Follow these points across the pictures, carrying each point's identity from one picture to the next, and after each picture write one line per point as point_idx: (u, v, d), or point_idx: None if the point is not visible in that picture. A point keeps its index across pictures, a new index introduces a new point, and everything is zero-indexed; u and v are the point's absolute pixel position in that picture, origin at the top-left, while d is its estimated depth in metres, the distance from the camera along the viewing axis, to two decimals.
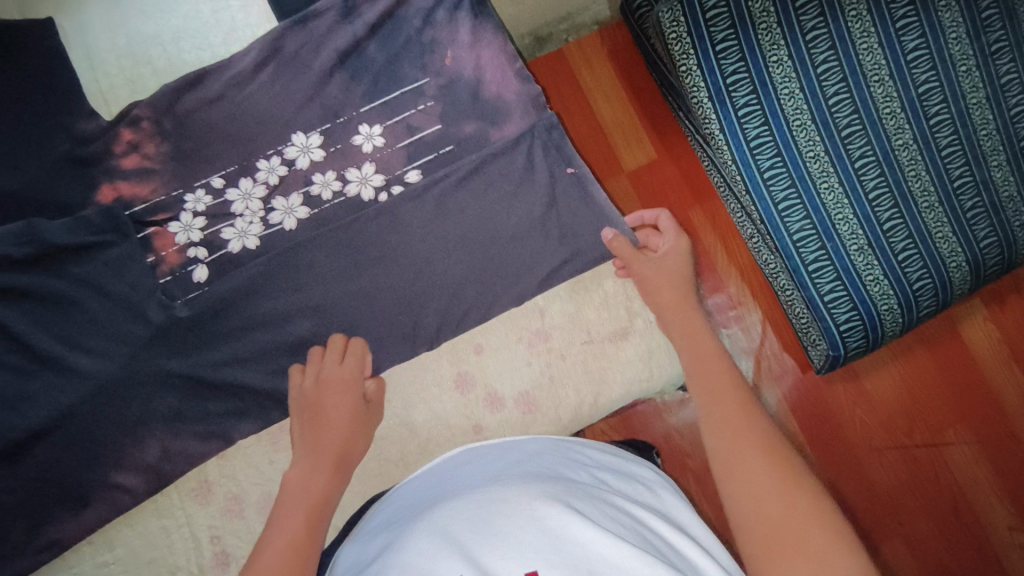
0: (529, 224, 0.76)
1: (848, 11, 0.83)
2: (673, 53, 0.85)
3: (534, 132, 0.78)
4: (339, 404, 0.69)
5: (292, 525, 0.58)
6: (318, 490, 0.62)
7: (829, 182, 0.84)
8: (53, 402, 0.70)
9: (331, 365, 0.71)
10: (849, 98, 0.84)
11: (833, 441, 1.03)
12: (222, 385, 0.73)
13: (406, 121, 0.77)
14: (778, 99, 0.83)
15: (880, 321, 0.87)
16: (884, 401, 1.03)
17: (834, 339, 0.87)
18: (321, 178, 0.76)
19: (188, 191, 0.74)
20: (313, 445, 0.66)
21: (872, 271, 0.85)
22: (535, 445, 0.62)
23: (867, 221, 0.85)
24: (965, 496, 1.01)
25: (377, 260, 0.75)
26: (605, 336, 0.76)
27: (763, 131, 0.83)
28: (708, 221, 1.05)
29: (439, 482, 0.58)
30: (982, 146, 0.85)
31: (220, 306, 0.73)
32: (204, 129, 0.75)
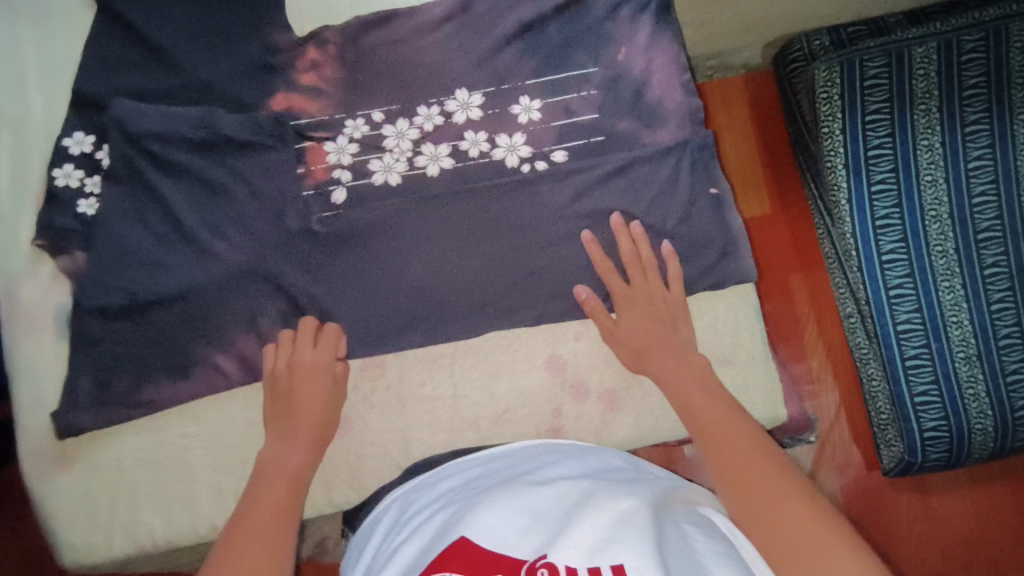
0: (659, 232, 0.76)
1: (1019, 113, 0.78)
2: (819, 113, 0.83)
3: (687, 146, 0.77)
4: (309, 390, 0.72)
5: (271, 491, 0.66)
6: (294, 464, 0.68)
7: (950, 282, 0.80)
8: (185, 275, 0.75)
9: (304, 348, 0.73)
10: (996, 201, 0.78)
11: (881, 548, 0.97)
12: (332, 304, 0.76)
13: (565, 103, 0.79)
14: (918, 184, 0.80)
15: (970, 438, 0.82)
16: (947, 525, 0.97)
17: (913, 443, 0.84)
18: (472, 136, 0.78)
19: (349, 117, 0.78)
20: (289, 426, 0.71)
21: (974, 385, 0.81)
22: (601, 454, 0.66)
23: (981, 331, 0.80)
24: None
25: (504, 227, 0.77)
26: (705, 359, 0.75)
27: (893, 212, 0.80)
28: (807, 290, 1.03)
29: (499, 467, 0.64)
30: None
31: (351, 229, 0.77)
32: (379, 65, 0.79)
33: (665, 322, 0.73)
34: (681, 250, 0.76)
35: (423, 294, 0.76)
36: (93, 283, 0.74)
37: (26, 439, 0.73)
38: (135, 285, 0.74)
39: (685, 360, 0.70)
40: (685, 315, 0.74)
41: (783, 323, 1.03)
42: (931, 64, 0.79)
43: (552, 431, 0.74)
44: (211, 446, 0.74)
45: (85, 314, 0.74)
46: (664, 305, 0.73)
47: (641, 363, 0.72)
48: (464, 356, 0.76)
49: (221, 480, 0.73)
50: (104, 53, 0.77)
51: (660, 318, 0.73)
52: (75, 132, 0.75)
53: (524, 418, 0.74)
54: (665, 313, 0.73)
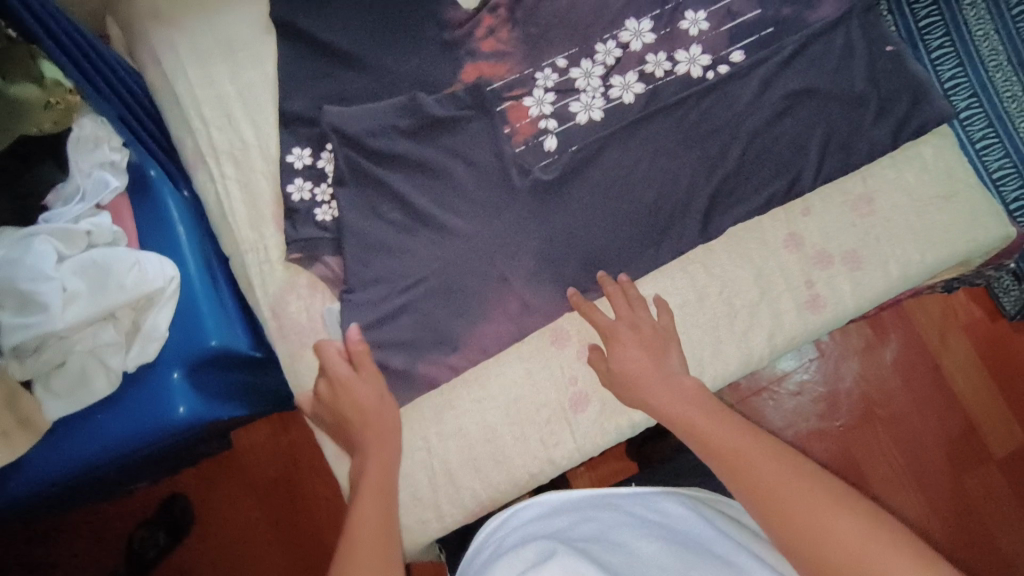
0: (853, 98, 0.81)
1: None
2: None
3: (851, 14, 0.82)
4: (364, 405, 0.72)
5: (369, 517, 0.62)
6: (377, 475, 0.67)
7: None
8: (431, 254, 0.78)
9: (343, 370, 0.73)
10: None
11: (1014, 379, 1.16)
12: (574, 244, 0.79)
13: (727, 7, 0.83)
14: (972, 40, 0.92)
15: None
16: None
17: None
18: (654, 58, 0.82)
19: (537, 70, 0.82)
20: (356, 439, 0.71)
21: None
22: (681, 498, 0.66)
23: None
24: None
25: (709, 131, 0.81)
26: (929, 198, 0.80)
27: (957, 71, 0.92)
28: None
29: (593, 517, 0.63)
30: None
31: (572, 170, 0.79)
32: (548, 16, 0.83)
33: (655, 352, 0.73)
34: (878, 107, 0.80)
35: (655, 213, 0.80)
36: (353, 282, 0.76)
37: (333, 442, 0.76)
38: (392, 275, 0.77)
39: (673, 382, 0.70)
40: (676, 341, 0.75)
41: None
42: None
43: (814, 298, 0.80)
44: (505, 404, 0.77)
45: (355, 310, 0.76)
46: (651, 332, 0.74)
47: (632, 394, 0.72)
48: (707, 258, 0.81)
49: (525, 431, 0.77)
50: (300, 70, 0.81)
51: (651, 346, 0.73)
52: (294, 147, 0.79)
53: (783, 293, 0.80)
54: (652, 337, 0.74)
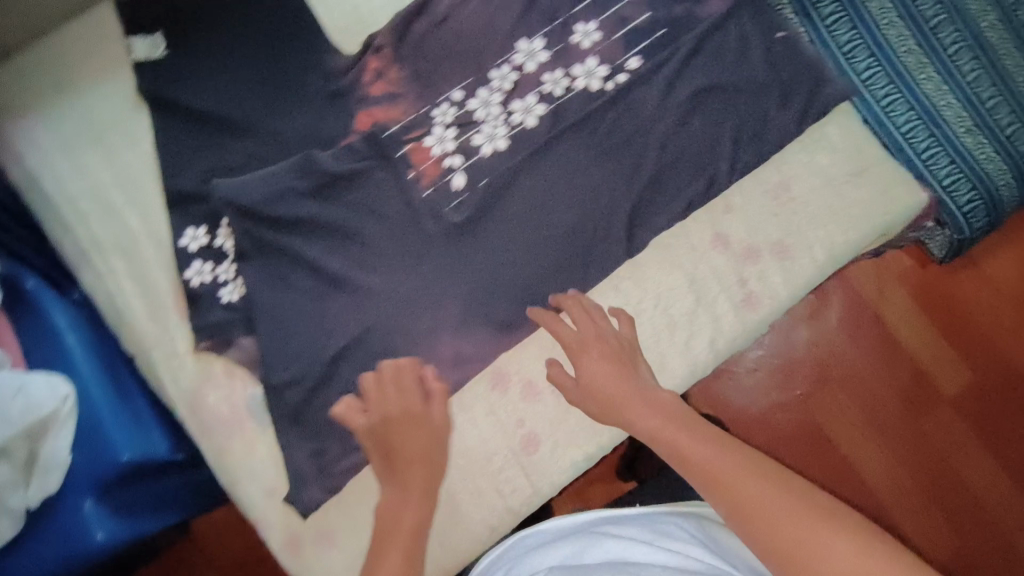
0: (755, 89, 0.80)
1: None
2: None
3: (740, 5, 0.81)
4: (412, 443, 0.68)
5: (390, 563, 0.59)
6: (412, 520, 0.63)
7: (925, 73, 0.96)
8: (353, 318, 0.74)
9: (394, 399, 0.70)
10: (863, 43, 0.96)
11: (961, 324, 1.17)
12: (500, 282, 0.76)
13: (617, 14, 0.81)
14: (864, 2, 0.97)
15: (999, 194, 0.98)
16: (999, 282, 1.18)
17: (959, 222, 1.00)
18: (552, 77, 0.80)
19: (433, 106, 0.78)
20: (399, 476, 0.67)
21: (982, 150, 0.97)
22: (699, 518, 0.63)
23: (968, 103, 0.97)
24: None
25: (618, 143, 0.79)
26: (842, 177, 0.80)
27: (853, 34, 0.96)
28: None
29: (613, 546, 0.60)
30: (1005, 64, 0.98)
31: (486, 207, 0.77)
32: (436, 49, 0.79)
33: (622, 364, 0.71)
34: (780, 95, 0.80)
35: (578, 236, 0.77)
36: (271, 363, 0.71)
37: (278, 536, 0.70)
38: (313, 347, 0.72)
39: (643, 394, 0.68)
40: (638, 352, 0.73)
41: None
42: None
43: (749, 297, 0.78)
44: (454, 459, 0.74)
45: (279, 390, 0.71)
46: (617, 344, 0.72)
47: (604, 412, 0.70)
48: (635, 274, 0.78)
49: (479, 483, 0.74)
50: (179, 144, 0.75)
51: (618, 358, 0.71)
52: (186, 228, 0.73)
53: (717, 296, 0.78)
54: (617, 349, 0.72)
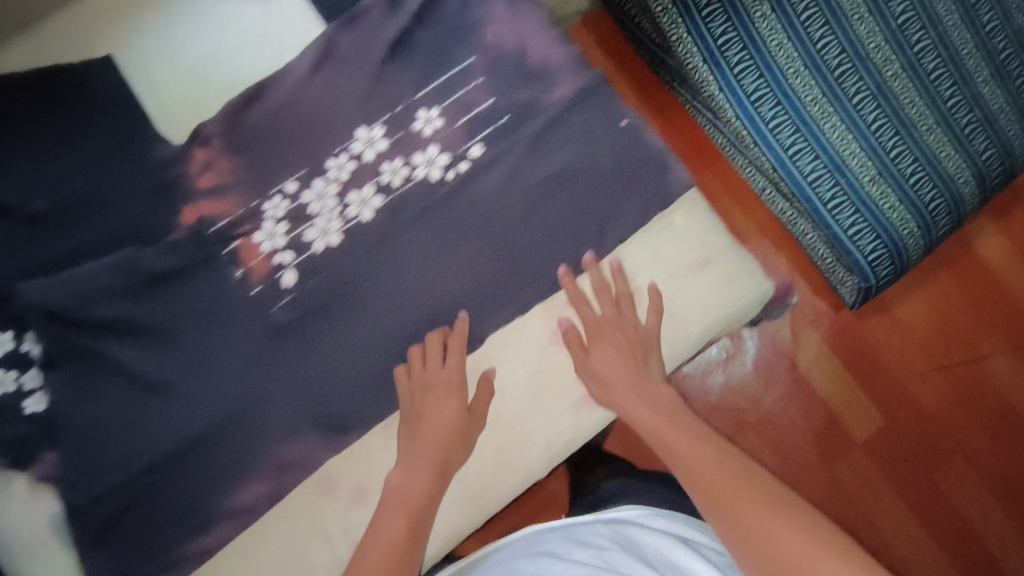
0: (600, 182, 0.79)
1: (754, 13, 0.99)
2: (662, 24, 1.03)
3: (586, 92, 0.79)
4: (435, 403, 0.72)
5: (394, 530, 0.66)
6: (421, 490, 0.69)
7: (830, 122, 1.00)
8: (173, 425, 0.71)
9: (434, 369, 0.74)
10: (770, 93, 1.00)
11: (875, 369, 1.18)
12: (331, 382, 0.74)
13: (461, 100, 0.79)
14: (768, 50, 0.99)
15: (903, 243, 1.04)
16: (913, 326, 1.19)
17: (865, 269, 1.05)
18: (390, 166, 0.77)
19: (264, 200, 0.75)
20: (411, 457, 0.71)
21: (887, 198, 1.02)
22: (611, 524, 0.72)
23: (873, 152, 1.01)
24: (1010, 403, 1.16)
25: (459, 237, 0.77)
26: (687, 269, 0.79)
27: (760, 84, 1.00)
28: (719, 182, 1.27)
29: (545, 559, 0.67)
30: (909, 113, 1.01)
31: (317, 306, 0.75)
32: (271, 138, 0.76)
33: (631, 358, 0.75)
34: (624, 185, 0.79)
35: (414, 332, 0.76)
36: (86, 474, 0.70)
37: None
38: (129, 457, 0.70)
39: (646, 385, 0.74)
40: (656, 345, 0.76)
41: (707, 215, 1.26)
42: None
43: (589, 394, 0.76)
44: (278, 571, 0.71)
45: (90, 506, 0.69)
46: (633, 335, 0.76)
47: (609, 397, 0.74)
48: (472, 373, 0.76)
49: None
50: None
51: (627, 349, 0.76)
52: None
53: (555, 395, 0.76)
54: (631, 339, 0.76)
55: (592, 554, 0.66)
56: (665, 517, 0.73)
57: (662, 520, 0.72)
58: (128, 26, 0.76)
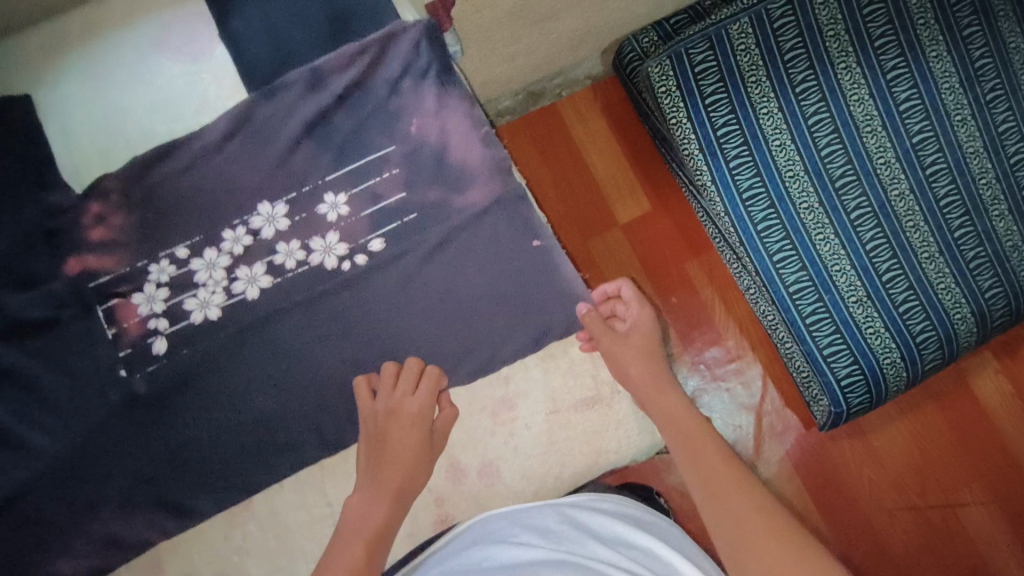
0: (498, 297, 0.75)
1: (761, 110, 0.95)
2: (664, 106, 0.98)
3: (500, 202, 0.77)
4: (406, 436, 0.71)
5: (351, 558, 0.65)
6: (377, 523, 0.68)
7: (823, 234, 0.95)
8: (5, 481, 0.69)
9: (407, 395, 0.71)
10: (764, 193, 0.95)
11: (840, 496, 1.14)
12: (179, 461, 0.71)
13: (370, 189, 0.76)
14: (770, 150, 0.95)
15: (882, 373, 0.97)
16: (890, 455, 1.15)
17: (836, 395, 0.98)
18: (285, 247, 0.75)
19: (152, 261, 0.74)
20: (377, 475, 0.70)
21: (872, 323, 0.96)
22: (560, 507, 0.70)
23: (865, 273, 0.96)
24: (982, 557, 1.11)
25: (340, 333, 0.74)
26: (573, 405, 0.74)
27: (755, 183, 0.95)
28: (705, 273, 1.22)
29: (500, 548, 0.65)
30: (909, 237, 0.96)
31: (180, 380, 0.72)
32: (172, 200, 0.75)
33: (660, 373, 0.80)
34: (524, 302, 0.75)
35: (273, 424, 0.72)
36: None
37: None
38: None
39: (671, 414, 0.77)
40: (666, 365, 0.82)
41: (689, 310, 1.21)
42: (752, 41, 0.96)
43: (443, 520, 0.72)
44: None
45: None
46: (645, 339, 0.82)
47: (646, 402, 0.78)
48: (322, 477, 0.72)
49: None
50: None
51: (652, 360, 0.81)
52: None
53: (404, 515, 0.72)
54: (648, 343, 0.82)
55: (548, 543, 0.65)
56: (611, 501, 0.73)
57: (614, 505, 0.73)
58: (51, 68, 0.77)
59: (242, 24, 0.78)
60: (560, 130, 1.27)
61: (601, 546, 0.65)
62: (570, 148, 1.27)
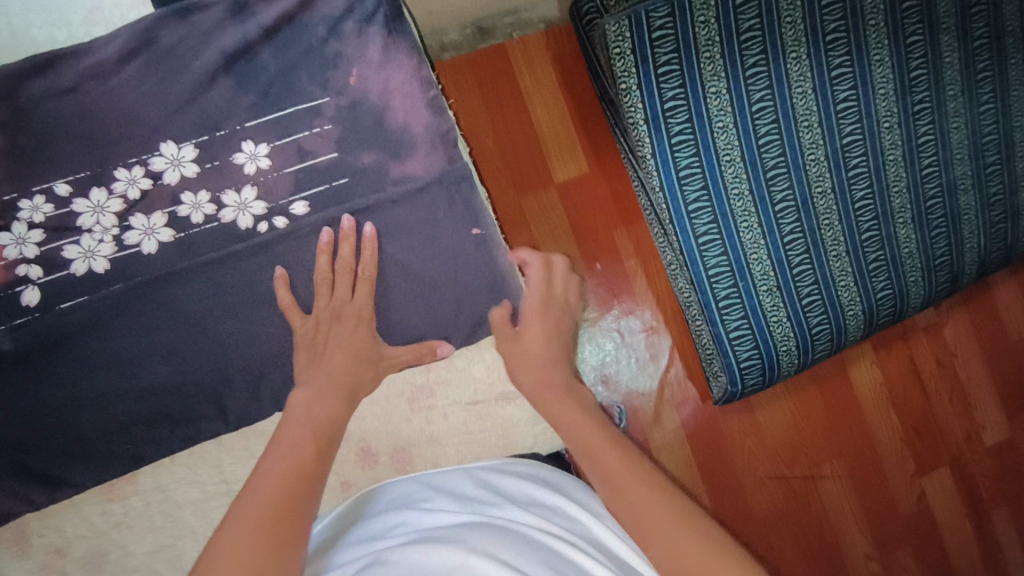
0: (427, 280, 0.71)
1: (709, 89, 0.93)
2: (615, 67, 0.91)
3: (442, 178, 0.71)
4: (348, 338, 0.67)
5: (297, 454, 0.58)
6: (325, 417, 0.62)
7: (748, 222, 0.97)
8: None
9: (342, 293, 0.68)
10: (700, 174, 0.94)
11: (721, 465, 1.23)
12: (50, 428, 0.63)
13: (297, 144, 0.68)
14: (711, 131, 0.94)
15: (778, 359, 1.02)
16: (770, 431, 1.24)
17: (734, 375, 1.03)
18: (192, 198, 0.66)
19: (23, 197, 0.63)
20: (320, 366, 0.65)
21: (776, 313, 1.00)
22: (471, 472, 0.68)
23: (778, 263, 0.99)
24: (831, 524, 1.25)
25: (250, 303, 0.67)
26: (494, 397, 0.72)
27: (693, 163, 0.94)
28: (631, 243, 1.22)
29: (410, 512, 0.61)
30: (822, 235, 0.99)
31: (55, 339, 0.63)
32: (52, 125, 0.64)
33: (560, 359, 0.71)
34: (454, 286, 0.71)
35: (166, 396, 0.65)
36: None
37: None
38: None
39: (567, 418, 0.65)
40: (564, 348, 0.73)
41: (612, 278, 1.21)
42: (712, 14, 0.91)
43: None
44: None
45: None
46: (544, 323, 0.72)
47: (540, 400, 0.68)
48: (218, 454, 0.67)
49: None
50: None
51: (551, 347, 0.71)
52: None
53: None
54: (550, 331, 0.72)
55: (459, 504, 0.61)
56: (525, 464, 0.70)
57: (528, 468, 0.69)
58: None
59: None
60: (506, 74, 1.19)
61: (518, 506, 0.60)
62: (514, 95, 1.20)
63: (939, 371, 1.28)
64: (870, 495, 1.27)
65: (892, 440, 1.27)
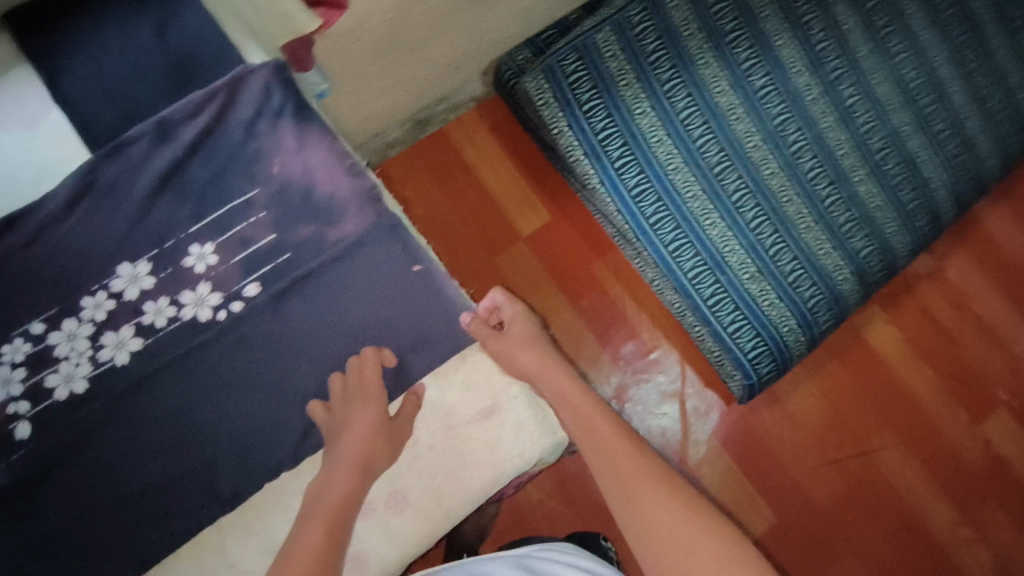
0: (382, 326, 0.75)
1: (635, 111, 1.05)
2: (544, 115, 1.07)
3: (374, 230, 0.77)
4: (364, 410, 0.71)
5: (312, 533, 0.66)
6: (340, 497, 0.68)
7: (710, 218, 1.06)
8: None
9: (355, 378, 0.72)
10: (650, 187, 1.05)
11: (768, 466, 1.25)
12: (62, 552, 0.66)
13: (238, 235, 0.75)
14: (649, 146, 1.05)
15: (784, 341, 1.09)
16: (806, 419, 1.27)
17: (746, 367, 1.10)
18: (153, 306, 0.72)
19: (6, 342, 0.69)
20: (340, 419, 0.71)
21: (767, 296, 1.07)
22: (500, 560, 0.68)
23: (754, 251, 1.06)
24: (902, 499, 1.25)
25: (223, 386, 0.71)
26: (472, 417, 0.74)
27: (641, 179, 1.05)
28: (612, 272, 1.29)
29: None
30: (786, 211, 1.07)
31: (50, 463, 0.67)
32: (21, 276, 0.71)
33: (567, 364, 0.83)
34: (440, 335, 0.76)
35: (162, 494, 0.68)
36: None
37: None
38: None
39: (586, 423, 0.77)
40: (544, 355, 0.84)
41: (600, 310, 1.27)
42: (615, 48, 1.06)
43: (355, 561, 0.70)
44: None
45: None
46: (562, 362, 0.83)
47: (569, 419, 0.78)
48: (221, 540, 0.68)
49: None
50: None
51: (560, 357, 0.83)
52: None
53: None
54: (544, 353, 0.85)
55: None
56: (561, 549, 0.72)
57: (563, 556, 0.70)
58: None
59: (74, 83, 0.75)
60: (449, 152, 1.31)
61: None
62: (465, 170, 1.31)
63: (958, 315, 1.32)
64: (935, 461, 1.26)
65: (935, 397, 1.29)
